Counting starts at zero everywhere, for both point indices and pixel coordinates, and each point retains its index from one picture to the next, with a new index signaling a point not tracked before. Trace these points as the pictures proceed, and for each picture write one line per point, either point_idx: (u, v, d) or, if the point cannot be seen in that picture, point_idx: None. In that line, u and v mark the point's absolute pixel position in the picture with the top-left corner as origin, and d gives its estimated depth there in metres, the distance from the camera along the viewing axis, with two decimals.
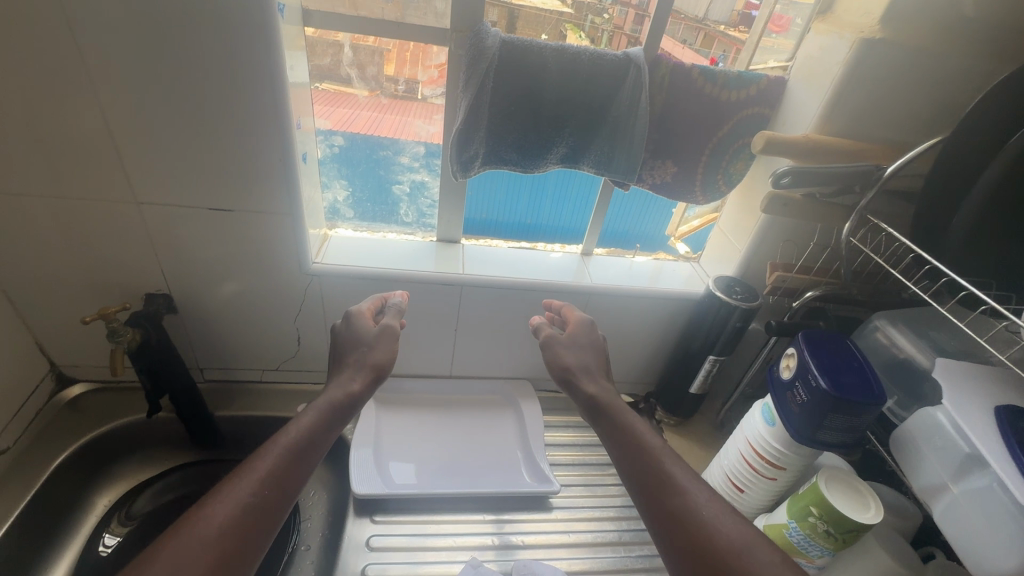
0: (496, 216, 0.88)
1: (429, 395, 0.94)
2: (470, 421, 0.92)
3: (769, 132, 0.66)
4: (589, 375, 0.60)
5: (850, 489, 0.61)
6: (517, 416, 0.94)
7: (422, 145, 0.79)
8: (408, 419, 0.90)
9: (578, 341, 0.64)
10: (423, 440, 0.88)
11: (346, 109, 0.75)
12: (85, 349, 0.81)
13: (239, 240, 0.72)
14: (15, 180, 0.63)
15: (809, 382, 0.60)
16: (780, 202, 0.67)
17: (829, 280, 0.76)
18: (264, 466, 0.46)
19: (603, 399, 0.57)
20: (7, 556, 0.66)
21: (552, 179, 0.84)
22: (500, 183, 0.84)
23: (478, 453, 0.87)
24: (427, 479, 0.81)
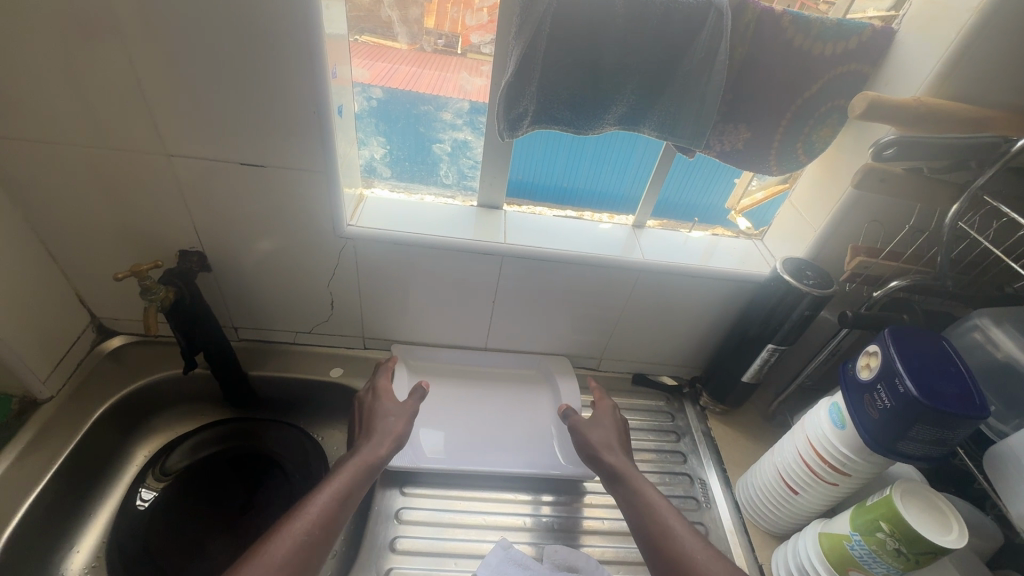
0: (542, 181, 0.82)
1: (463, 366, 0.91)
2: (504, 395, 0.89)
3: (872, 93, 0.56)
4: (610, 449, 0.69)
5: (929, 508, 0.54)
6: (553, 393, 0.90)
7: (467, 101, 0.72)
8: (441, 389, 0.88)
9: (600, 422, 0.73)
10: (455, 411, 0.85)
11: (386, 63, 0.70)
12: (123, 302, 0.80)
13: (271, 198, 0.68)
14: (43, 128, 0.60)
15: (895, 386, 0.53)
16: (877, 176, 0.59)
17: (919, 269, 0.67)
18: (314, 509, 0.55)
19: (620, 466, 0.66)
20: (49, 505, 0.68)
21: (593, 140, 0.75)
22: (548, 144, 0.76)
23: (511, 429, 0.84)
24: (458, 454, 0.79)
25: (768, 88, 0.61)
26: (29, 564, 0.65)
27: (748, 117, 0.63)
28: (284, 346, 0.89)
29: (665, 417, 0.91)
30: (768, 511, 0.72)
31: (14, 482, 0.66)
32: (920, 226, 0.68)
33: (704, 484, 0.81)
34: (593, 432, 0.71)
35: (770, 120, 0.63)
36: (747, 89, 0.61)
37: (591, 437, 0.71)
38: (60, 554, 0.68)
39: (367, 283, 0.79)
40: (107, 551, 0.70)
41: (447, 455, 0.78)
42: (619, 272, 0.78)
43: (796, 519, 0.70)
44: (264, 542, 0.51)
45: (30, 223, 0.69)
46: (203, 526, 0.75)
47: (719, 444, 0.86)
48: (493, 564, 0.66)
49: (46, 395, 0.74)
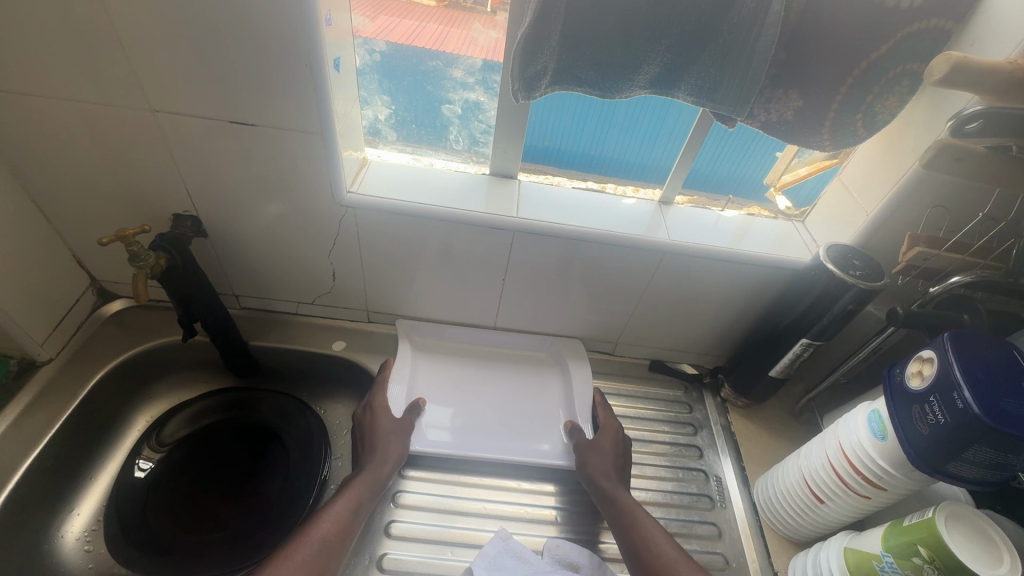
0: (565, 146, 0.74)
1: (471, 344, 0.87)
2: (512, 377, 0.85)
3: (958, 52, 0.45)
4: (607, 475, 0.69)
5: (978, 535, 0.48)
6: (563, 377, 0.85)
7: (480, 57, 0.65)
8: (448, 367, 0.84)
9: (601, 445, 0.72)
10: (460, 390, 0.82)
11: (411, 20, 0.65)
12: (121, 266, 0.77)
13: (265, 161, 0.63)
14: (19, 78, 0.56)
15: (952, 401, 0.46)
16: (953, 154, 0.51)
17: (987, 264, 0.58)
18: (329, 520, 0.58)
19: (614, 491, 0.66)
20: (47, 471, 0.67)
21: (623, 108, 0.68)
22: (572, 108, 0.69)
23: (519, 412, 0.81)
24: (461, 436, 0.75)
25: (828, 48, 0.52)
26: (29, 529, 0.65)
27: (800, 82, 0.54)
28: (287, 317, 0.86)
29: (682, 407, 0.86)
30: (789, 518, 0.67)
31: (11, 446, 0.65)
32: (994, 215, 0.59)
33: (720, 481, 0.76)
34: (593, 454, 0.71)
35: (827, 85, 0.54)
36: (803, 49, 0.52)
37: (590, 463, 0.70)
38: (60, 517, 0.68)
39: (371, 255, 0.75)
40: (106, 517, 0.70)
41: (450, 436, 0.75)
42: (640, 254, 0.72)
43: (819, 528, 0.65)
44: (286, 550, 0.54)
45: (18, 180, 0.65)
46: (202, 496, 0.74)
47: (739, 439, 0.81)
48: (490, 555, 0.63)
49: (45, 357, 0.73)
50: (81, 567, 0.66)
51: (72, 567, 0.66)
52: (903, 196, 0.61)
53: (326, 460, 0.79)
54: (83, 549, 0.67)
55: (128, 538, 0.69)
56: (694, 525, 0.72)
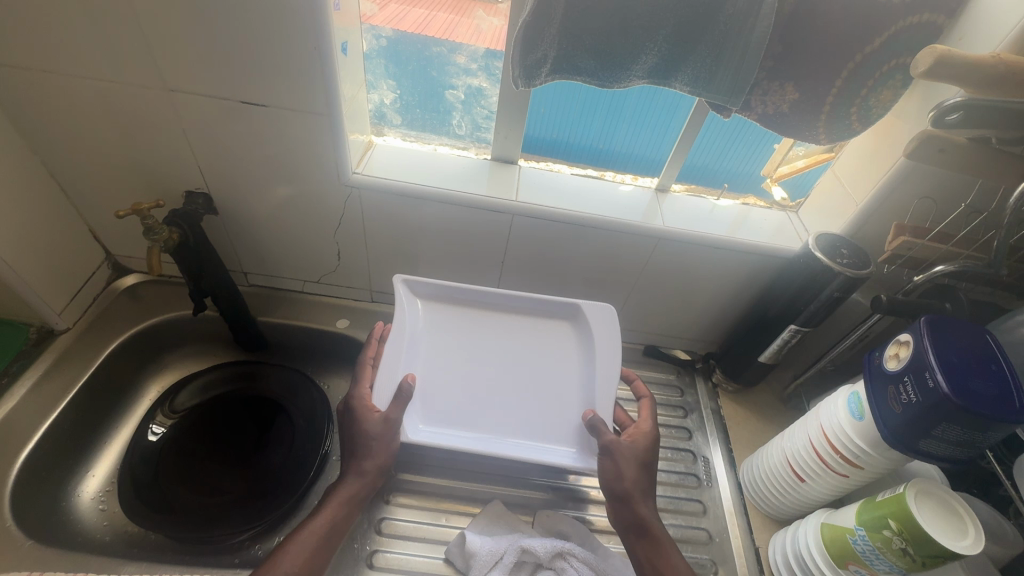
0: (568, 137, 0.76)
1: (483, 304, 0.72)
2: (531, 346, 0.70)
3: (943, 45, 0.47)
4: (641, 497, 0.59)
5: (946, 511, 0.50)
6: (584, 356, 0.69)
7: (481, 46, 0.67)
8: (453, 334, 0.70)
9: (634, 456, 0.60)
10: (466, 362, 0.68)
11: (421, 10, 0.68)
12: (135, 241, 0.80)
13: (273, 140, 0.66)
14: (41, 56, 0.58)
15: (924, 381, 0.48)
16: (935, 145, 0.52)
17: (970, 254, 0.60)
18: (290, 560, 0.53)
19: (645, 515, 0.58)
20: (70, 426, 0.72)
21: (632, 99, 0.70)
22: (575, 100, 0.71)
23: (540, 394, 0.66)
24: (466, 421, 0.63)
25: (822, 40, 0.53)
26: (53, 477, 0.69)
27: (795, 74, 0.56)
28: (293, 295, 0.89)
29: (674, 390, 0.88)
30: (773, 496, 0.70)
31: (32, 407, 0.69)
32: (978, 205, 0.61)
33: (707, 462, 0.79)
34: (628, 465, 0.59)
35: (821, 77, 0.56)
36: (797, 41, 0.54)
37: (624, 477, 0.59)
38: (76, 478, 0.72)
39: (373, 235, 0.77)
40: (119, 479, 0.74)
41: (451, 421, 0.63)
42: (636, 239, 0.74)
43: (800, 507, 0.67)
44: None
45: (39, 155, 0.68)
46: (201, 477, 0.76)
47: (728, 422, 0.83)
48: (483, 522, 0.66)
49: (63, 326, 0.76)
50: (96, 524, 0.70)
51: (87, 521, 0.70)
52: (890, 187, 0.62)
53: (329, 433, 0.82)
54: (97, 508, 0.71)
55: (138, 498, 0.72)
56: (681, 503, 0.74)
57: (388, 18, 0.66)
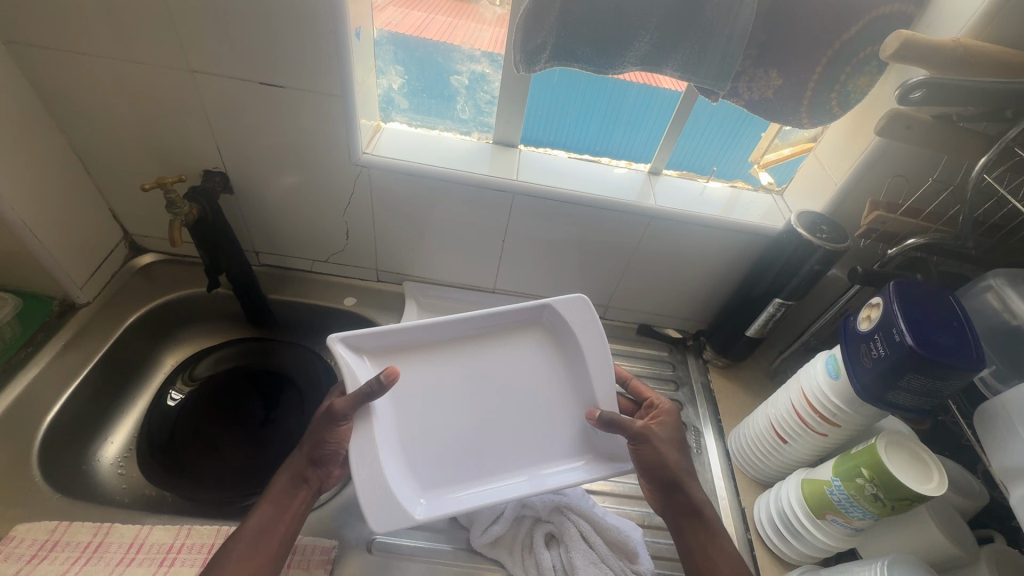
0: (564, 141, 0.83)
1: (435, 339, 0.68)
2: (501, 371, 0.69)
3: (909, 31, 0.52)
4: (689, 475, 0.62)
5: (913, 459, 0.55)
6: (560, 361, 0.70)
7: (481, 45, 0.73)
8: (411, 377, 0.66)
9: (668, 434, 0.63)
10: (433, 405, 0.66)
11: (420, 13, 0.75)
12: (152, 220, 0.84)
13: (288, 121, 0.70)
14: (75, 39, 0.62)
15: (891, 336, 0.52)
16: (902, 122, 0.57)
17: (939, 228, 0.65)
18: (240, 547, 0.54)
19: (695, 495, 0.62)
20: (99, 387, 0.77)
21: (630, 98, 0.76)
22: (573, 103, 0.77)
23: (533, 418, 0.68)
24: (452, 470, 0.63)
25: (803, 27, 0.57)
26: (84, 432, 0.74)
27: (777, 61, 0.60)
28: (302, 274, 0.93)
29: (666, 366, 0.93)
30: (757, 460, 0.74)
31: (56, 375, 0.73)
32: (943, 181, 0.66)
33: (698, 432, 0.83)
34: (667, 447, 0.62)
35: (803, 64, 0.60)
36: (779, 28, 0.58)
37: (667, 456, 0.61)
38: (96, 442, 0.75)
39: (381, 215, 0.81)
40: (137, 445, 0.78)
41: (438, 479, 0.62)
42: (630, 218, 0.78)
43: (783, 468, 0.71)
44: None
45: (66, 135, 0.72)
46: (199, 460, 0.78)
47: (717, 396, 0.88)
48: None
49: (83, 300, 0.80)
50: (116, 486, 0.73)
51: (101, 471, 0.73)
52: (865, 166, 0.67)
53: None
54: (116, 472, 0.74)
55: (156, 461, 0.76)
56: None
57: (391, 16, 0.72)
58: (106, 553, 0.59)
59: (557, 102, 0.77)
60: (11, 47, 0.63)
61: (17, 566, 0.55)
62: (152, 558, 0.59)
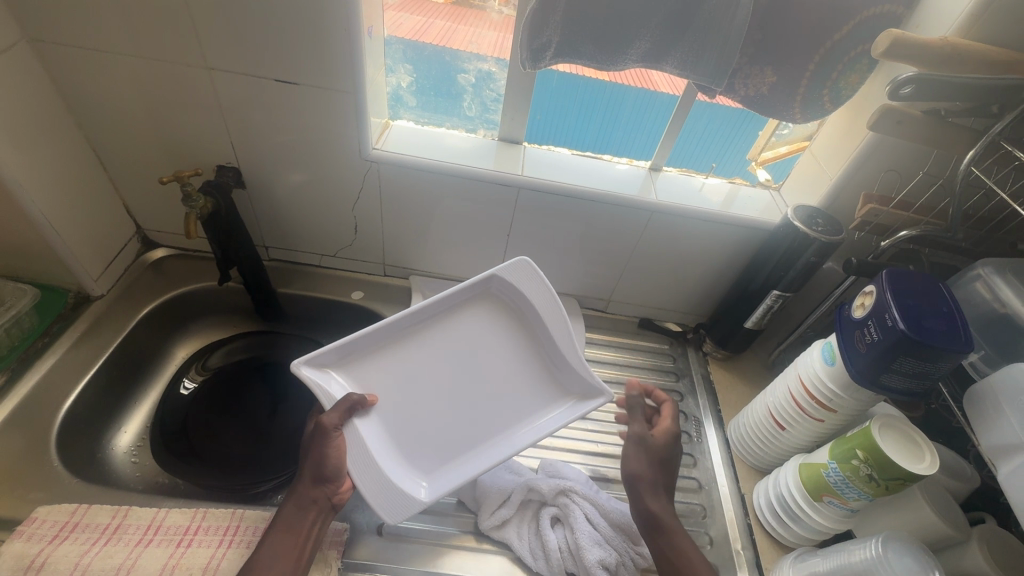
0: (564, 145, 0.85)
1: (392, 338, 0.69)
2: (462, 341, 0.71)
3: (898, 29, 0.54)
4: (655, 490, 0.62)
5: (906, 440, 0.57)
6: (510, 324, 0.73)
7: (487, 44, 0.75)
8: (379, 369, 0.68)
9: (653, 448, 0.63)
10: (410, 389, 0.68)
11: (421, 17, 0.77)
12: (165, 214, 0.86)
13: (300, 117, 0.72)
14: (96, 37, 0.64)
15: (884, 321, 0.55)
16: (894, 117, 0.59)
17: (929, 221, 0.68)
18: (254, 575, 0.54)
19: (660, 513, 0.61)
20: (113, 378, 0.79)
21: (630, 102, 0.78)
22: (572, 109, 0.80)
23: (500, 387, 0.70)
24: (444, 447, 0.66)
25: (797, 27, 0.60)
26: (100, 418, 0.76)
27: (774, 59, 0.62)
28: (310, 269, 0.95)
29: (667, 358, 0.95)
30: (757, 447, 0.76)
31: (71, 364, 0.74)
32: (934, 174, 0.68)
33: (698, 422, 0.85)
34: (637, 455, 0.63)
35: (797, 63, 0.62)
36: (775, 28, 0.60)
37: (632, 465, 0.62)
38: (110, 432, 0.77)
39: (389, 209, 0.84)
40: (150, 434, 0.79)
41: (434, 459, 0.65)
42: (631, 213, 0.80)
43: (782, 454, 0.73)
44: None
45: (84, 131, 0.74)
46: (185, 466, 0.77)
47: (717, 387, 0.90)
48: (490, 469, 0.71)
49: (98, 292, 0.81)
50: (130, 474, 0.75)
51: (115, 458, 0.75)
52: (859, 162, 0.69)
53: None
54: (130, 461, 0.76)
55: (168, 449, 0.78)
56: None
57: (398, 17, 0.75)
58: (125, 534, 0.60)
59: (557, 105, 0.80)
60: (34, 44, 0.65)
61: (39, 546, 0.57)
62: (169, 540, 0.61)
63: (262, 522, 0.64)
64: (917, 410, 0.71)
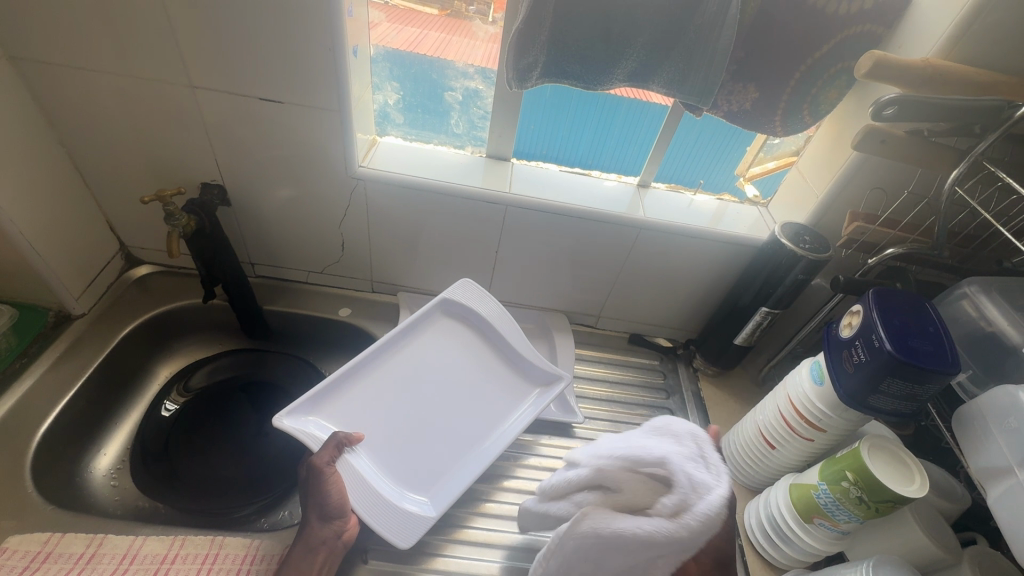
0: (557, 154, 0.85)
1: (366, 373, 0.73)
2: (427, 361, 0.77)
3: (879, 51, 0.54)
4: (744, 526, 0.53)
5: (894, 461, 0.57)
6: (471, 345, 0.80)
7: (474, 66, 0.75)
8: (356, 404, 0.70)
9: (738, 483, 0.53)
10: (389, 412, 0.71)
11: (414, 28, 0.74)
12: (148, 231, 0.85)
13: (285, 135, 0.72)
14: (78, 56, 0.64)
15: (871, 342, 0.54)
16: (877, 137, 0.59)
17: (915, 238, 0.68)
18: None
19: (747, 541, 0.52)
20: (92, 403, 0.77)
21: (621, 114, 0.78)
22: (564, 120, 0.80)
23: (475, 402, 0.75)
24: (435, 462, 0.68)
25: (779, 46, 0.60)
26: (77, 442, 0.74)
27: (756, 76, 0.63)
28: (297, 285, 0.94)
29: (657, 375, 0.94)
30: (747, 467, 0.75)
31: (49, 385, 0.73)
32: (919, 192, 0.69)
33: None
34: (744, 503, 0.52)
35: (779, 82, 0.63)
36: (758, 47, 0.61)
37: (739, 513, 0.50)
38: (89, 455, 0.75)
39: (376, 226, 0.83)
40: (131, 457, 0.78)
41: (428, 475, 0.67)
42: (619, 229, 0.80)
43: (772, 474, 0.72)
44: None
45: (65, 148, 0.73)
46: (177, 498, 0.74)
47: (707, 404, 0.89)
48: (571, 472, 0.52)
49: (79, 311, 0.80)
50: (108, 498, 0.73)
51: (93, 482, 0.74)
52: (844, 180, 0.70)
53: None
54: (109, 484, 0.74)
55: (150, 472, 0.77)
56: None
57: (385, 33, 0.73)
58: (99, 564, 0.59)
59: (548, 117, 0.79)
60: (14, 63, 0.64)
61: None
62: (145, 569, 0.59)
63: (243, 549, 0.63)
64: (907, 427, 0.71)
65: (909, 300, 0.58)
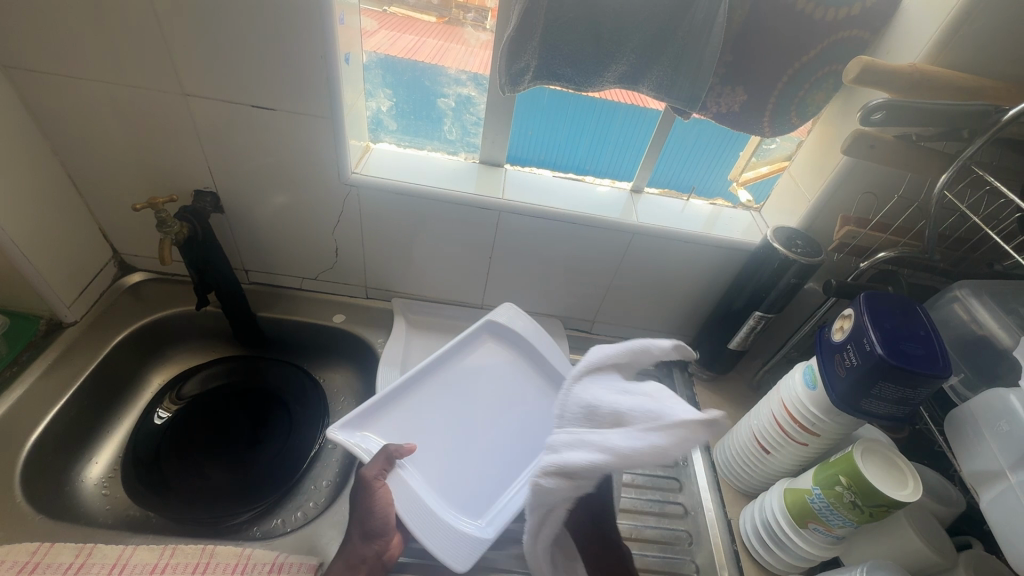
0: (554, 159, 0.85)
1: (418, 390, 0.74)
2: (476, 380, 0.78)
3: (867, 56, 0.55)
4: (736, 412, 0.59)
5: (889, 466, 0.57)
6: (516, 364, 0.81)
7: (466, 73, 0.75)
8: (408, 419, 0.71)
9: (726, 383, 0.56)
10: (442, 429, 0.71)
11: (411, 36, 0.76)
12: (141, 238, 0.85)
13: (278, 141, 0.72)
14: (69, 63, 0.64)
15: (862, 346, 0.54)
16: (866, 141, 0.60)
17: (906, 242, 0.69)
18: None
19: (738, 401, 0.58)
20: (84, 410, 0.76)
21: (618, 120, 0.78)
22: (561, 125, 0.80)
23: (525, 420, 0.75)
24: (489, 481, 0.68)
25: (767, 52, 0.61)
26: (68, 451, 0.74)
27: (745, 79, 0.63)
28: (292, 292, 0.93)
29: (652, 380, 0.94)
30: (743, 472, 0.75)
31: (40, 393, 0.72)
32: (910, 196, 0.69)
33: None
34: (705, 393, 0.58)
35: (768, 86, 0.63)
36: (746, 52, 0.61)
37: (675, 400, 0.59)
38: (79, 463, 0.75)
39: (370, 233, 0.83)
40: (122, 465, 0.77)
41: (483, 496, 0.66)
42: (613, 234, 0.80)
43: (767, 479, 0.72)
44: None
45: (57, 156, 0.73)
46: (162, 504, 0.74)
47: (702, 409, 0.89)
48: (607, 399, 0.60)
49: (71, 318, 0.80)
50: (99, 508, 0.72)
51: (83, 490, 0.73)
52: (835, 184, 0.70)
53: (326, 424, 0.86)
54: (101, 493, 0.74)
55: (140, 480, 0.76)
56: (659, 481, 0.78)
57: (379, 41, 0.74)
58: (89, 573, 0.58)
59: (547, 121, 0.79)
60: (6, 71, 0.65)
61: None
62: None
63: (234, 558, 0.62)
64: (902, 431, 0.71)
65: (898, 302, 0.58)
